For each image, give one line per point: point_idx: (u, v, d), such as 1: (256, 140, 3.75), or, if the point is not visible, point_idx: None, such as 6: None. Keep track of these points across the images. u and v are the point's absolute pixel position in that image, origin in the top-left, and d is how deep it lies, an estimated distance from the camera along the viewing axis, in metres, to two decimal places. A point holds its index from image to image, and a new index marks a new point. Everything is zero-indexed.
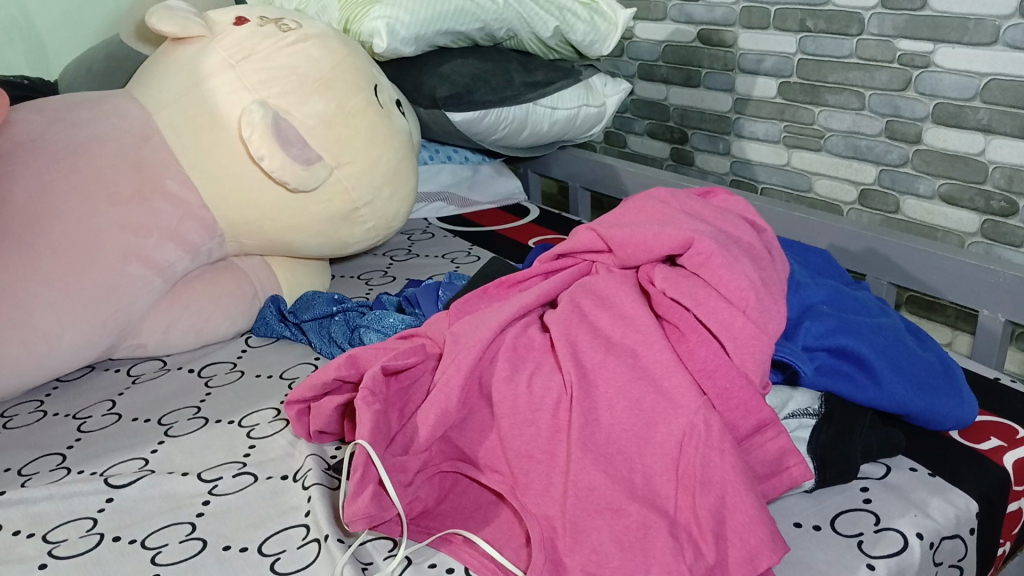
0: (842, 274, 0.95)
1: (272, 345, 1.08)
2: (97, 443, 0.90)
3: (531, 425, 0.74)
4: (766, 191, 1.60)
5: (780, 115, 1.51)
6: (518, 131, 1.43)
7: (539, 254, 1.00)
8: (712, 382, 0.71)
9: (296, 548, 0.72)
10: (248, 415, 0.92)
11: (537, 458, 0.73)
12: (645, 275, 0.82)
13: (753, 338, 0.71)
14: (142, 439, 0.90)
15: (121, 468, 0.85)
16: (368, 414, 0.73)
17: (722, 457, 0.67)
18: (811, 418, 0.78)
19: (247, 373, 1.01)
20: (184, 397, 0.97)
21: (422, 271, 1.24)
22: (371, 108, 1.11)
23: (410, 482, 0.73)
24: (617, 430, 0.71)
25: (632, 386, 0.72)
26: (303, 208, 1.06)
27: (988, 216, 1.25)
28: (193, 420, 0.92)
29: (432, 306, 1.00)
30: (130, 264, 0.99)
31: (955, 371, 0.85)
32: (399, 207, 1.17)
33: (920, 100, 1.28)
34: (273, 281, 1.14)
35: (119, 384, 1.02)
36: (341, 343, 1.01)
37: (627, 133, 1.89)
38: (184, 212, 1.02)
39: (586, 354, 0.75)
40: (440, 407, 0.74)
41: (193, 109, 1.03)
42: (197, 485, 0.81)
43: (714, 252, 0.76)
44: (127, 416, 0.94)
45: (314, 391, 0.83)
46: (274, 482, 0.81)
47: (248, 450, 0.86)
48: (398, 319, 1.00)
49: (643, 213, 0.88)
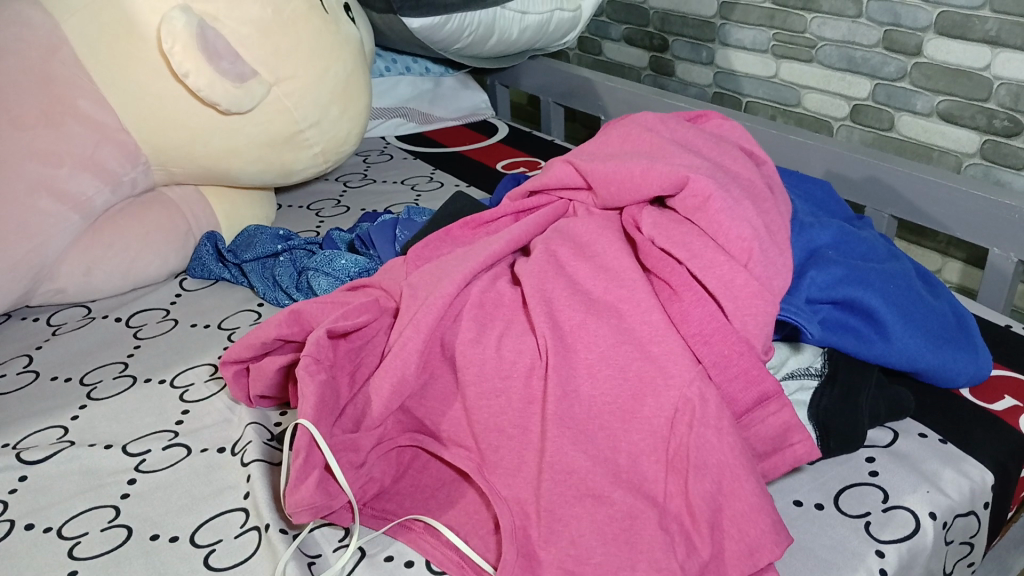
0: (844, 211, 0.86)
1: (210, 288, 0.97)
2: (10, 407, 0.79)
3: (501, 395, 0.64)
4: (750, 105, 1.48)
5: (769, 22, 1.38)
6: (485, 38, 1.29)
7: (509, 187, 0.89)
8: (709, 349, 0.62)
9: (233, 537, 0.63)
10: (181, 374, 0.82)
11: (507, 432, 0.63)
12: (631, 219, 0.71)
13: (756, 297, 0.62)
14: (62, 402, 0.79)
15: (37, 439, 0.75)
16: (312, 386, 0.64)
17: (720, 437, 0.58)
18: (813, 379, 0.70)
19: (182, 322, 0.90)
20: (111, 351, 0.86)
21: (380, 200, 1.13)
22: (315, 12, 0.97)
23: (363, 462, 0.64)
24: (599, 402, 0.62)
25: (616, 351, 0.63)
26: (240, 131, 0.93)
27: (990, 135, 1.15)
28: (119, 379, 0.82)
29: (389, 248, 0.90)
30: (40, 199, 0.86)
31: (969, 322, 0.77)
32: (350, 127, 1.04)
33: (923, 7, 1.16)
34: (209, 214, 1.02)
35: (37, 335, 0.90)
36: (286, 288, 0.90)
37: (603, 38, 1.75)
38: (102, 137, 0.89)
39: (564, 313, 0.65)
40: (396, 376, 0.65)
41: (105, 14, 0.88)
42: (121, 460, 0.71)
43: (712, 194, 0.66)
44: (46, 374, 0.84)
45: (252, 352, 0.73)
46: (209, 456, 0.71)
47: (181, 417, 0.76)
48: (351, 260, 0.89)
49: (629, 143, 0.77)
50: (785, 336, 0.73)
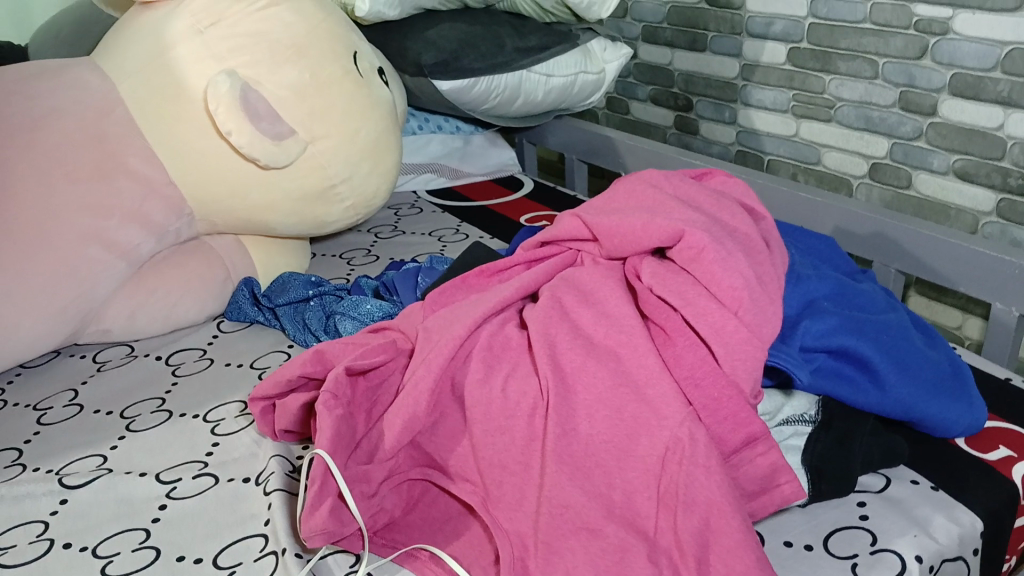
0: (847, 264, 0.89)
1: (245, 330, 1.03)
2: (56, 437, 0.85)
3: (505, 432, 0.68)
4: (772, 163, 1.52)
5: (789, 83, 1.43)
6: (511, 100, 1.36)
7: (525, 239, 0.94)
8: (700, 392, 0.65)
9: (252, 560, 0.67)
10: (213, 409, 0.87)
11: (510, 468, 0.67)
12: (632, 268, 0.76)
13: (746, 343, 0.66)
14: (102, 433, 0.85)
15: (77, 466, 0.80)
16: (329, 420, 0.69)
17: (708, 475, 0.61)
18: (807, 425, 0.73)
19: (216, 362, 0.96)
20: (149, 388, 0.92)
21: (407, 250, 1.19)
22: (349, 77, 1.05)
23: (375, 493, 0.69)
24: (596, 441, 0.65)
25: (613, 393, 0.66)
26: (276, 185, 1.00)
27: (1005, 193, 1.17)
28: (156, 413, 0.88)
29: (411, 293, 0.95)
30: (90, 248, 0.93)
31: (966, 373, 0.80)
32: (380, 182, 1.11)
33: (937, 69, 1.19)
34: (247, 261, 1.09)
35: (83, 371, 0.97)
36: (315, 331, 0.96)
37: (630, 98, 1.81)
38: (149, 191, 0.97)
39: (566, 357, 0.69)
40: (407, 413, 0.69)
41: (158, 79, 0.96)
42: (154, 487, 0.77)
43: (706, 247, 0.70)
44: (89, 408, 0.90)
45: (278, 389, 0.78)
46: (235, 486, 0.76)
47: (211, 449, 0.82)
48: (375, 306, 0.95)
49: (634, 198, 0.82)
50: (776, 381, 0.76)
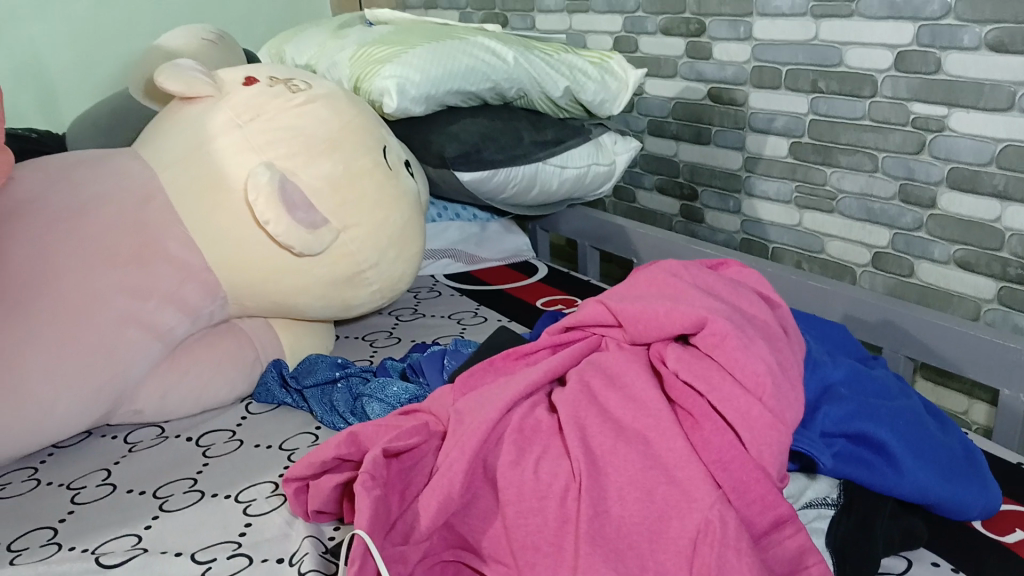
0: (859, 350, 0.93)
1: (272, 412, 1.05)
2: (90, 516, 0.87)
3: (538, 513, 0.70)
4: (777, 251, 1.57)
5: (791, 175, 1.49)
6: (528, 189, 1.42)
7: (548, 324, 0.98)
8: (728, 475, 0.68)
9: None
10: (245, 490, 0.89)
11: (543, 550, 0.69)
12: (656, 354, 0.79)
13: (771, 428, 0.69)
14: (135, 513, 0.87)
15: (113, 545, 0.82)
16: (367, 500, 0.71)
17: (739, 557, 0.63)
18: (830, 508, 0.76)
19: (245, 443, 0.98)
20: (180, 468, 0.94)
21: (428, 333, 1.22)
22: (379, 169, 1.10)
23: (410, 573, 0.71)
24: (628, 522, 0.67)
25: (643, 475, 0.69)
26: (309, 271, 1.04)
27: (1005, 281, 1.22)
28: (188, 493, 0.89)
29: (438, 375, 0.98)
30: (129, 329, 0.97)
31: (979, 458, 0.82)
32: (404, 268, 1.15)
33: (935, 164, 1.25)
34: (275, 344, 1.12)
35: (114, 452, 0.99)
36: (342, 412, 0.98)
37: (636, 188, 1.88)
38: (186, 275, 1.01)
39: (596, 440, 0.72)
40: (442, 493, 0.71)
41: (199, 169, 1.02)
42: (190, 567, 0.78)
43: (729, 333, 0.74)
44: (122, 487, 0.91)
45: (312, 470, 0.80)
46: (269, 565, 0.78)
47: (244, 529, 0.83)
48: (402, 388, 0.98)
49: (655, 286, 0.86)
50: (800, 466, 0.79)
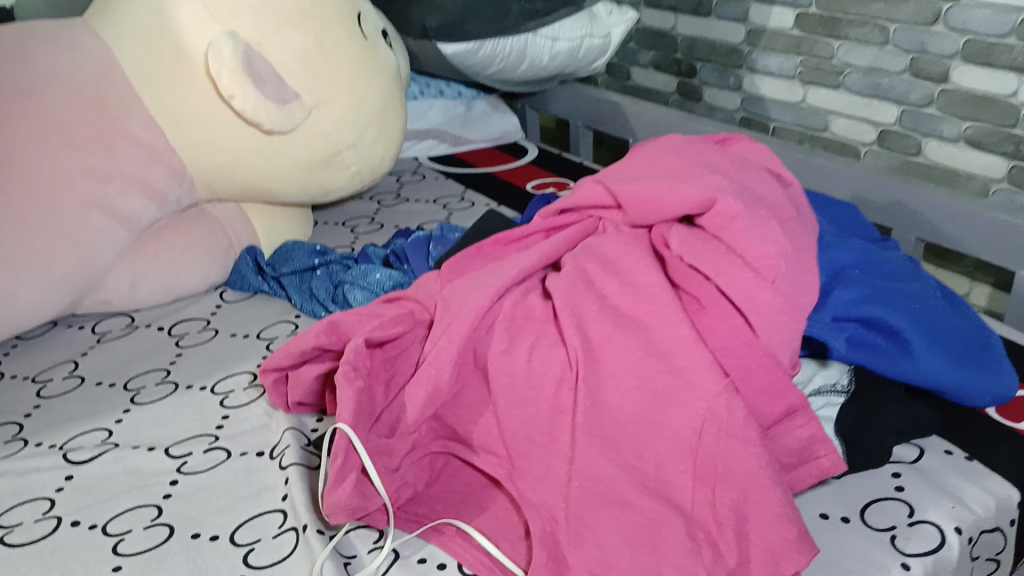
0: (870, 231, 0.87)
1: (249, 300, 1.00)
2: (58, 409, 0.82)
3: (531, 404, 0.66)
4: (777, 130, 1.50)
5: (796, 49, 1.40)
6: (516, 65, 1.32)
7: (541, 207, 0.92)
8: (736, 362, 0.62)
9: (272, 537, 0.65)
10: (221, 380, 0.84)
11: (536, 440, 0.65)
12: (660, 237, 0.72)
13: (780, 313, 0.63)
14: (106, 406, 0.82)
15: (82, 440, 0.77)
16: (350, 392, 0.66)
17: (747, 448, 0.59)
18: (839, 395, 0.71)
19: (222, 332, 0.93)
20: (154, 358, 0.89)
21: (412, 218, 1.16)
22: (354, 40, 1.00)
23: (397, 467, 0.67)
24: (627, 412, 0.63)
25: (643, 363, 0.63)
26: (281, 152, 0.97)
27: (1017, 161, 1.16)
28: (162, 384, 0.85)
29: (422, 262, 0.93)
30: (92, 215, 0.90)
31: (992, 344, 0.76)
32: (386, 149, 1.07)
33: (950, 35, 1.17)
34: (249, 230, 1.06)
35: (82, 343, 0.94)
36: (322, 301, 0.93)
37: (631, 64, 1.78)
38: (151, 158, 0.93)
39: (593, 327, 0.66)
40: (429, 384, 0.67)
41: (155, 40, 0.91)
42: (165, 461, 0.74)
43: (738, 215, 0.67)
44: (91, 379, 0.87)
45: (292, 361, 0.75)
46: (249, 459, 0.74)
47: (221, 421, 0.79)
48: (385, 274, 0.92)
49: (657, 165, 0.79)
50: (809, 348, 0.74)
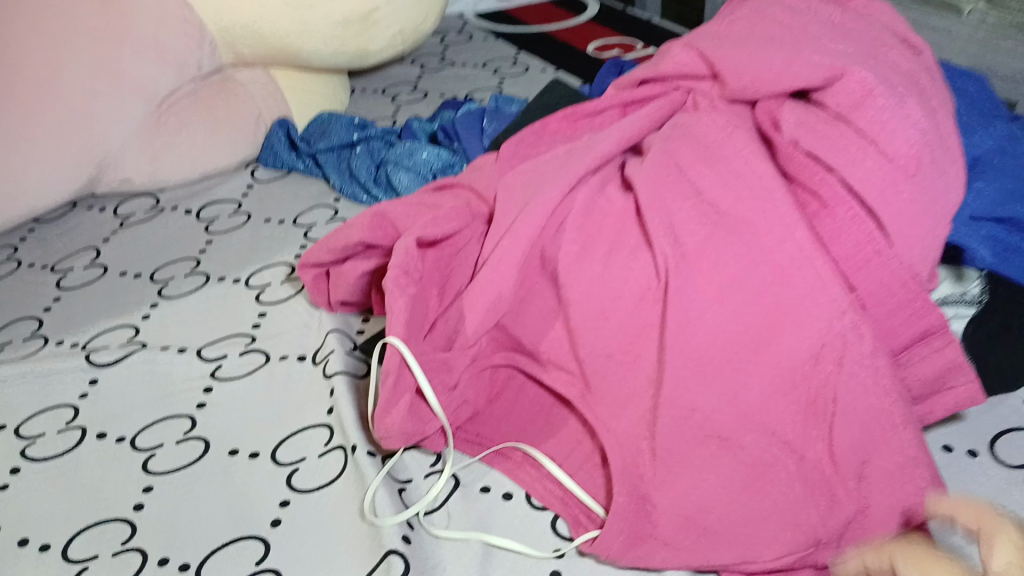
0: (1004, 106, 0.73)
1: (282, 179, 0.90)
2: (80, 302, 0.75)
3: (610, 318, 0.56)
4: None
5: None
6: None
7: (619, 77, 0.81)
8: (861, 275, 0.53)
9: (317, 456, 0.59)
10: (256, 273, 0.76)
11: (616, 360, 0.55)
12: (768, 116, 0.60)
13: (915, 219, 0.53)
14: (131, 300, 0.75)
15: (107, 339, 0.70)
16: (401, 302, 0.57)
17: (872, 380, 0.49)
18: (969, 308, 0.60)
19: (255, 217, 0.84)
20: (182, 245, 0.81)
21: (459, 85, 1.04)
22: None
23: (456, 384, 0.59)
24: (727, 333, 0.52)
25: (748, 274, 0.53)
26: (310, 8, 0.86)
27: None
28: (191, 276, 0.77)
29: (475, 140, 0.82)
30: (103, 84, 0.82)
31: None
32: (427, 10, 0.96)
33: None
34: (279, 100, 0.95)
35: (104, 227, 0.85)
36: (364, 183, 0.84)
37: None
38: (165, 18, 0.85)
39: (686, 228, 0.55)
40: (493, 292, 0.57)
41: None
42: (197, 365, 0.67)
43: (876, 90, 0.56)
44: (114, 269, 0.79)
45: (333, 256, 0.67)
46: (290, 365, 0.66)
47: (258, 320, 0.71)
48: (433, 153, 0.82)
49: (763, 25, 0.66)
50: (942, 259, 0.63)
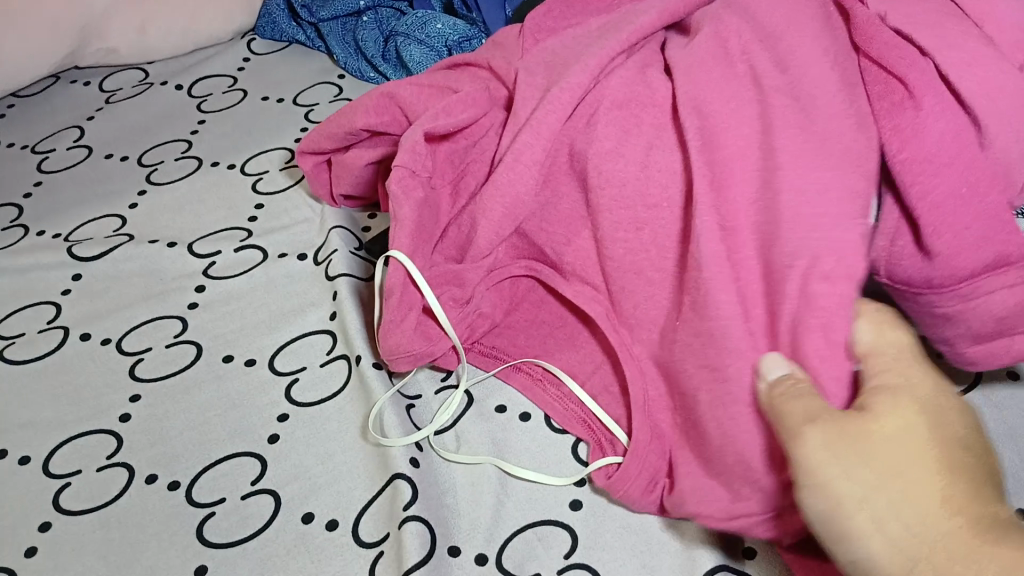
0: None
1: (282, 52, 0.81)
2: (62, 188, 0.69)
3: (643, 227, 0.47)
4: None
5: None
6: None
7: None
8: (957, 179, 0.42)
9: (318, 366, 0.54)
10: (253, 159, 0.69)
11: (648, 278, 0.47)
12: None
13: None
14: (117, 187, 0.68)
15: (91, 230, 0.65)
16: (409, 208, 0.51)
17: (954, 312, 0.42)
18: None
19: (252, 95, 0.76)
20: (172, 125, 0.74)
21: None
22: None
23: (470, 298, 0.53)
24: (776, 250, 0.41)
25: (810, 176, 0.41)
26: None
27: None
28: (182, 161, 0.70)
29: (496, 10, 0.72)
30: None
31: None
32: None
33: None
34: None
35: (90, 103, 0.78)
36: (371, 58, 0.75)
37: None
38: None
39: (737, 117, 0.45)
40: (512, 194, 0.50)
41: None
42: (188, 262, 0.61)
43: None
44: (99, 151, 0.72)
45: (336, 143, 0.59)
46: (289, 264, 0.60)
47: (255, 213, 0.65)
48: (448, 25, 0.73)
49: None
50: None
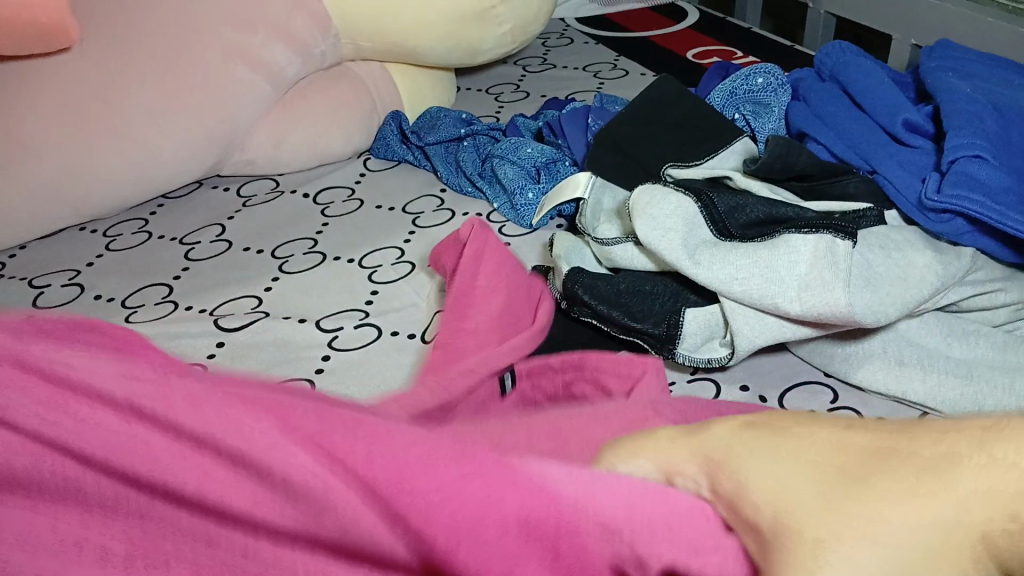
0: None
1: (392, 169, 0.95)
2: (206, 273, 0.81)
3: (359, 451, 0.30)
4: None
5: None
6: None
7: (729, 79, 0.83)
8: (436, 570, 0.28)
9: None
10: (369, 254, 0.81)
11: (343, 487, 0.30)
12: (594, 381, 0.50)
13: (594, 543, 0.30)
14: (254, 274, 0.80)
15: (232, 308, 0.76)
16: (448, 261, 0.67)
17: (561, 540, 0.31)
18: None
19: (367, 203, 0.89)
20: (300, 226, 0.87)
21: (561, 85, 1.08)
22: None
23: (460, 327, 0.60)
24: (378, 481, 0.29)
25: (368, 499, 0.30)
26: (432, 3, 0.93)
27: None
28: (309, 254, 0.82)
29: (578, 137, 0.85)
30: (235, 67, 0.90)
31: None
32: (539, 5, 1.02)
33: None
34: (393, 92, 1.03)
35: (228, 205, 0.92)
36: (470, 174, 0.88)
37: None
38: (295, 6, 0.93)
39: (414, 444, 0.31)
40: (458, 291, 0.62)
41: None
42: (315, 335, 0.71)
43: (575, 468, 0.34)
44: (238, 245, 0.85)
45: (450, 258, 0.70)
46: (401, 341, 0.69)
47: (371, 297, 0.75)
48: (537, 150, 0.86)
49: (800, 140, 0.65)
50: (986, 252, 0.62)
